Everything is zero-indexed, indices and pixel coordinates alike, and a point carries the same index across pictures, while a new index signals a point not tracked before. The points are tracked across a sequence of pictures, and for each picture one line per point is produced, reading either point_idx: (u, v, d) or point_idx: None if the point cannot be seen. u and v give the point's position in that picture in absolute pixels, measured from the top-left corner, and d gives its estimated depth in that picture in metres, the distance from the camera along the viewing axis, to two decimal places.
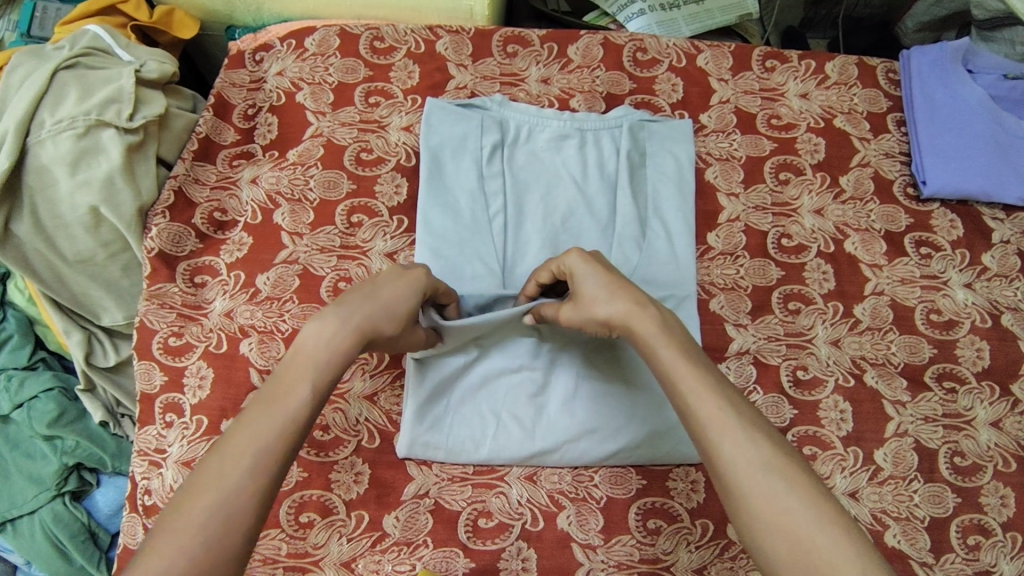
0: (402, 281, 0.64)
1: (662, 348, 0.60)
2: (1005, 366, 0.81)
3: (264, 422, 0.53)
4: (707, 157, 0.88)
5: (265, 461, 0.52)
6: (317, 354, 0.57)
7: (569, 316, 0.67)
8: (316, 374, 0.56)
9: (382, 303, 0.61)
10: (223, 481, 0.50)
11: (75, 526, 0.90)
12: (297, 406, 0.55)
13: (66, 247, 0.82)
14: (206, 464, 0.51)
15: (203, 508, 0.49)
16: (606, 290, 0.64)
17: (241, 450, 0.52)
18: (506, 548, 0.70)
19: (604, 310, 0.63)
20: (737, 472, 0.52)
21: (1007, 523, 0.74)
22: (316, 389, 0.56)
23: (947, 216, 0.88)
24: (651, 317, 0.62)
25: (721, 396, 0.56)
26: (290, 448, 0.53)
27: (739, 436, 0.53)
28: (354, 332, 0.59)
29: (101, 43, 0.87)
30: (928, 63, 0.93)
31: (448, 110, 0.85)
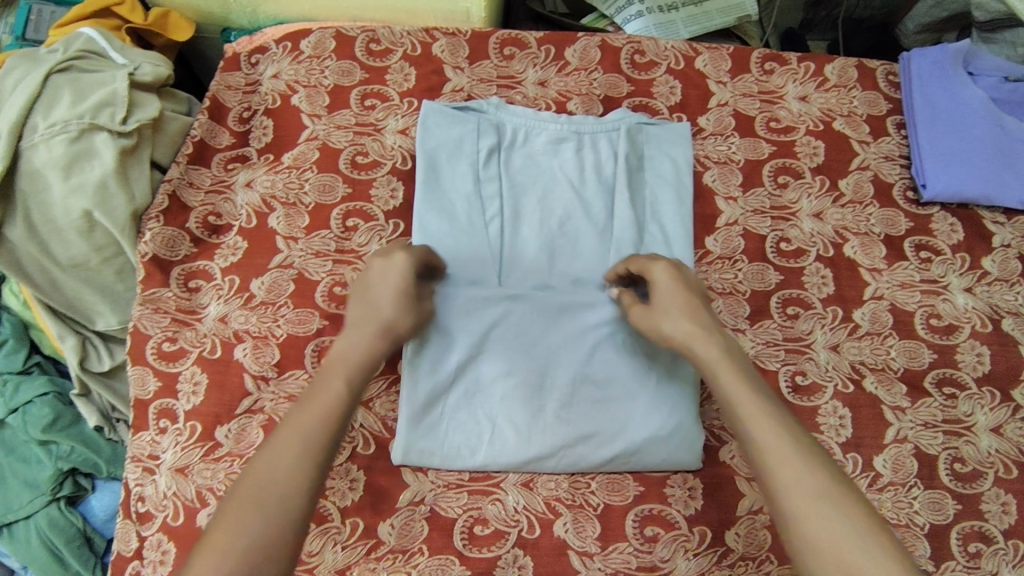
0: (390, 270, 0.67)
1: (722, 371, 0.60)
2: (1006, 371, 0.80)
3: (301, 417, 0.57)
4: (705, 160, 0.88)
5: (308, 452, 0.55)
6: (344, 355, 0.62)
7: (641, 320, 0.68)
8: (344, 371, 0.61)
9: (386, 303, 0.65)
10: (271, 474, 0.54)
11: (70, 531, 0.90)
12: (332, 401, 0.59)
13: (60, 251, 0.81)
14: (257, 458, 0.56)
15: (259, 492, 0.53)
16: (675, 307, 0.65)
17: (287, 444, 0.56)
18: (501, 556, 0.70)
19: (669, 325, 0.65)
20: (791, 496, 0.52)
21: (1008, 531, 0.74)
22: (348, 381, 0.60)
23: (947, 220, 0.87)
24: (714, 342, 0.62)
25: (780, 424, 0.56)
26: (329, 435, 0.57)
27: (796, 463, 0.53)
28: (372, 331, 0.64)
29: (95, 45, 0.87)
30: (927, 66, 0.92)
31: (444, 112, 0.84)
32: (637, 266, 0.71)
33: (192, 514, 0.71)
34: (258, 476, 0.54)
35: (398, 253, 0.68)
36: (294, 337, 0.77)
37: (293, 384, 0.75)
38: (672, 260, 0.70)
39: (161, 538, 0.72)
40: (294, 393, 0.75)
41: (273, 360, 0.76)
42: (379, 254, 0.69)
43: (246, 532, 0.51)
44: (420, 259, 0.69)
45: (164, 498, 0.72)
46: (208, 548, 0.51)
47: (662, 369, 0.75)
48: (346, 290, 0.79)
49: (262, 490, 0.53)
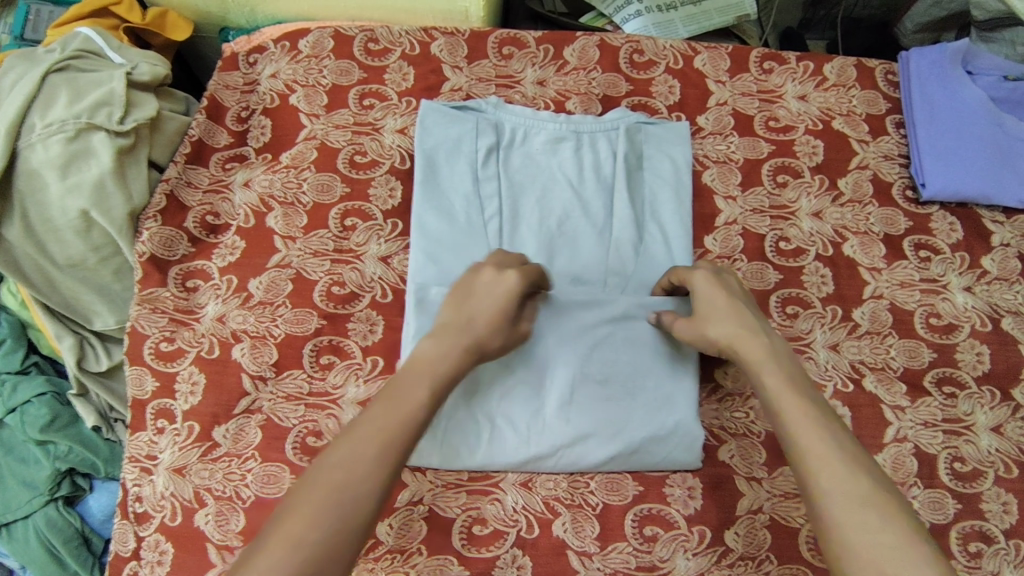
0: (497, 287, 0.65)
1: (767, 372, 0.60)
2: (1006, 371, 0.80)
3: (383, 419, 0.55)
4: (704, 159, 0.88)
5: (387, 460, 0.54)
6: (432, 362, 0.60)
7: (684, 329, 0.68)
8: (432, 380, 0.59)
9: (483, 321, 0.64)
10: (348, 473, 0.52)
11: (68, 531, 0.89)
12: (416, 410, 0.57)
13: (57, 251, 0.81)
14: (333, 451, 0.54)
15: (335, 485, 0.51)
16: (721, 311, 0.65)
17: (368, 441, 0.54)
18: (500, 556, 0.70)
19: (714, 330, 0.65)
20: (831, 500, 0.51)
21: (1009, 531, 0.73)
22: (433, 393, 0.59)
23: (946, 219, 0.87)
24: (761, 344, 0.62)
25: (826, 427, 0.55)
26: (409, 441, 0.55)
27: (839, 467, 0.52)
28: (462, 346, 0.62)
29: (92, 45, 0.86)
30: (926, 65, 0.92)
31: (442, 112, 0.84)
32: (678, 276, 0.71)
33: (190, 515, 0.71)
34: (335, 472, 0.52)
35: (508, 272, 0.66)
36: (292, 337, 0.76)
37: (291, 384, 0.75)
38: (715, 269, 0.70)
39: (158, 539, 0.71)
40: (293, 393, 0.75)
41: (271, 360, 0.76)
42: (489, 264, 0.67)
43: (320, 527, 0.49)
44: (529, 281, 0.67)
45: (162, 498, 0.72)
46: (278, 535, 0.49)
47: (661, 370, 0.75)
48: (344, 290, 0.79)
49: (341, 485, 0.51)
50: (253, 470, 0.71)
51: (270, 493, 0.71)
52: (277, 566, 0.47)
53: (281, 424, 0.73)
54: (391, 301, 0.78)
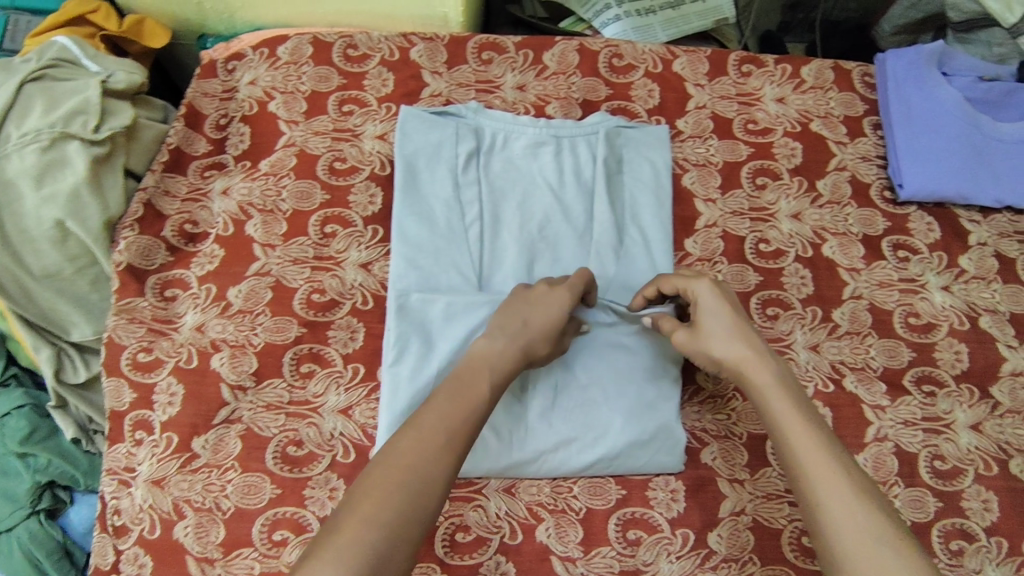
0: (551, 298, 0.67)
1: (775, 400, 0.59)
2: (984, 369, 0.81)
3: (450, 408, 0.57)
4: (684, 162, 0.88)
5: (455, 446, 0.55)
6: (488, 360, 0.61)
7: (682, 340, 0.67)
8: (492, 375, 0.60)
9: (540, 325, 0.65)
10: (419, 456, 0.53)
11: (49, 544, 0.87)
12: (479, 401, 0.58)
13: (33, 261, 0.80)
14: (402, 436, 0.54)
15: (407, 469, 0.52)
16: (726, 330, 0.64)
17: (434, 429, 0.55)
18: (483, 563, 0.70)
19: (720, 349, 0.64)
20: (845, 541, 0.51)
21: (990, 528, 0.74)
22: (493, 386, 0.60)
23: (924, 219, 0.88)
24: (768, 369, 0.61)
25: (838, 461, 0.55)
26: (472, 432, 0.56)
27: (855, 506, 0.52)
28: (519, 344, 0.63)
29: (69, 54, 0.86)
30: (902, 67, 0.93)
31: (422, 117, 0.84)
32: (675, 287, 0.70)
33: (169, 527, 0.70)
34: (405, 456, 0.53)
35: (561, 286, 0.68)
36: (272, 346, 0.76)
37: (271, 393, 0.75)
38: (715, 281, 0.68)
39: (137, 552, 0.71)
40: (273, 402, 0.74)
41: (251, 369, 0.75)
42: (541, 281, 0.70)
43: (396, 507, 0.50)
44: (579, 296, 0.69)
45: (141, 511, 0.71)
46: (353, 513, 0.49)
47: (641, 373, 0.75)
48: (325, 297, 0.78)
49: (413, 469, 0.52)
50: (233, 480, 0.71)
51: (251, 504, 0.70)
52: (358, 540, 0.48)
53: (261, 433, 0.73)
54: (372, 308, 0.78)
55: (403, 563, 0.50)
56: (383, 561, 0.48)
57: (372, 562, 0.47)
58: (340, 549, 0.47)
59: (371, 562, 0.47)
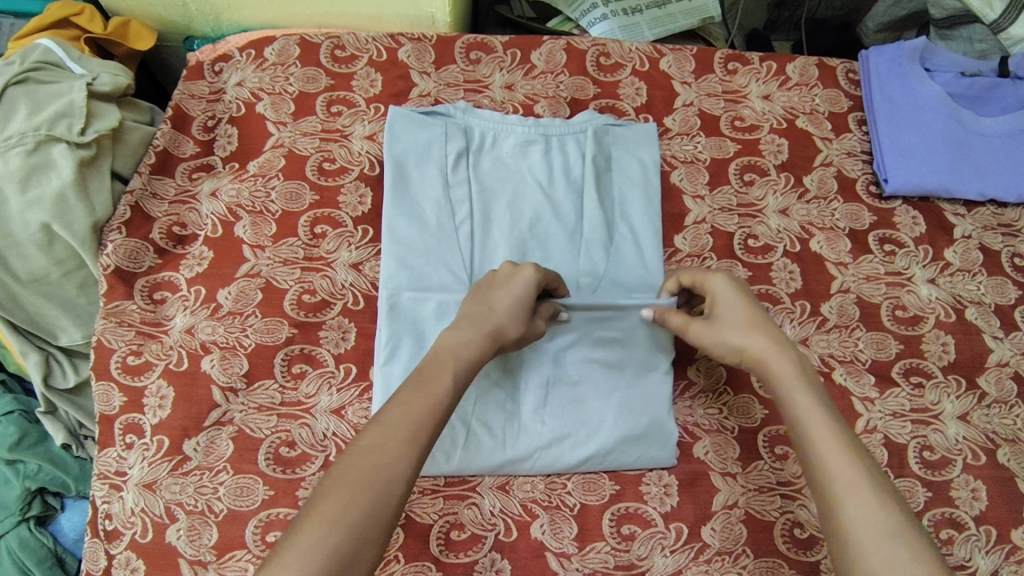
0: (516, 279, 0.67)
1: (793, 389, 0.60)
2: (971, 360, 0.82)
3: (414, 403, 0.56)
4: (672, 159, 0.88)
5: (419, 441, 0.54)
6: (453, 354, 0.61)
7: (699, 330, 0.68)
8: (456, 366, 0.60)
9: (505, 308, 0.65)
10: (383, 454, 0.52)
11: (41, 552, 0.85)
12: (443, 393, 0.58)
13: (19, 265, 0.79)
14: (367, 433, 0.54)
15: (369, 467, 0.51)
16: (745, 320, 0.65)
17: (398, 426, 0.54)
18: (478, 560, 0.70)
19: (739, 338, 0.64)
20: (857, 530, 0.51)
21: (979, 517, 0.74)
22: (457, 377, 0.60)
23: (909, 213, 0.89)
24: (787, 359, 0.62)
25: (854, 454, 0.55)
26: (436, 429, 0.56)
27: (867, 494, 0.53)
28: (484, 333, 0.63)
29: (53, 56, 0.85)
30: (885, 63, 0.94)
31: (411, 118, 0.84)
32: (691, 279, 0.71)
33: (161, 531, 0.70)
34: (372, 453, 0.52)
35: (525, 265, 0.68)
36: (263, 347, 0.76)
37: (263, 394, 0.74)
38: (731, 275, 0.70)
39: (129, 556, 0.70)
40: (265, 403, 0.74)
41: (241, 371, 0.75)
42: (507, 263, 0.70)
43: (357, 508, 0.49)
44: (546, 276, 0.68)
45: (132, 515, 0.70)
46: (314, 514, 0.49)
47: (632, 369, 0.76)
48: (315, 298, 0.78)
49: (376, 466, 0.52)
50: (226, 482, 0.71)
51: (243, 506, 0.70)
52: (320, 542, 0.47)
53: (253, 435, 0.73)
54: (363, 307, 0.78)
55: (372, 559, 0.49)
56: (349, 562, 0.48)
57: (338, 560, 0.47)
58: (304, 548, 0.47)
59: (337, 560, 0.47)
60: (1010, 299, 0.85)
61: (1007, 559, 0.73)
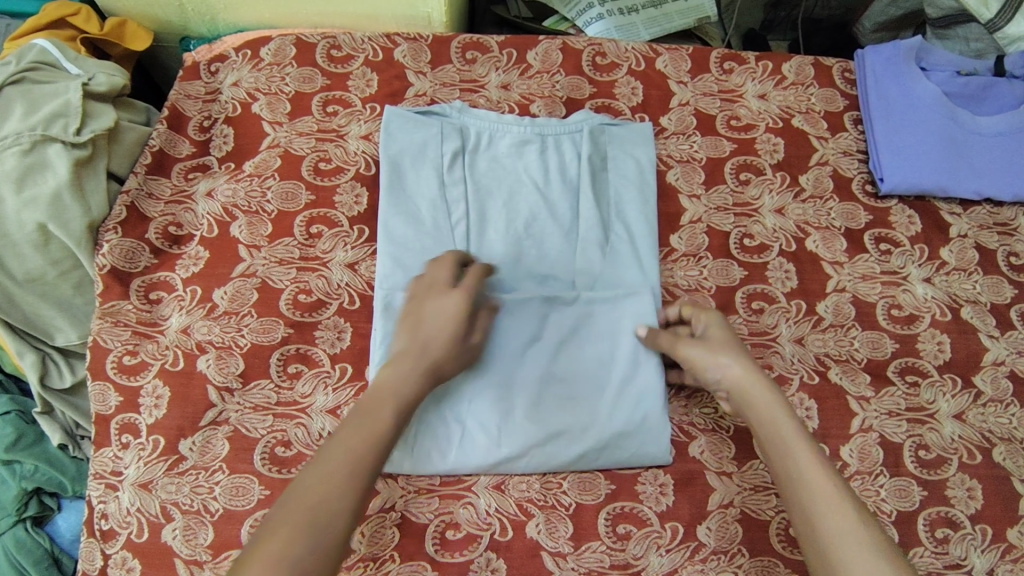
0: (447, 305, 0.66)
1: (780, 416, 0.63)
2: (967, 359, 0.82)
3: (355, 439, 0.57)
4: (668, 158, 0.88)
5: (359, 478, 0.56)
6: (391, 389, 0.62)
7: (689, 351, 0.70)
8: (396, 403, 0.61)
9: (436, 338, 0.65)
10: (324, 492, 0.54)
11: (38, 553, 0.86)
12: (384, 429, 0.59)
13: (16, 266, 0.79)
14: (309, 471, 0.55)
15: (308, 505, 0.53)
16: (735, 345, 0.69)
17: (338, 464, 0.56)
18: (474, 560, 0.70)
19: (728, 358, 0.67)
20: (845, 546, 0.54)
21: (975, 516, 0.74)
22: (397, 415, 0.60)
23: (905, 213, 0.89)
24: (771, 388, 0.65)
25: (835, 476, 0.59)
26: (377, 463, 0.57)
27: (852, 512, 0.56)
28: (421, 371, 0.63)
29: (49, 56, 0.85)
30: (882, 62, 0.94)
31: (407, 118, 0.84)
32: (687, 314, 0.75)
33: (157, 530, 0.70)
34: (314, 491, 0.54)
35: (452, 292, 0.67)
36: (258, 347, 0.76)
37: (258, 394, 0.74)
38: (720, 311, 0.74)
39: (124, 556, 0.70)
40: (260, 403, 0.74)
41: (237, 370, 0.75)
42: (437, 283, 0.68)
43: (297, 549, 0.51)
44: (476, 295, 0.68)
45: (128, 515, 0.71)
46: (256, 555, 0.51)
47: (621, 366, 0.76)
48: (311, 298, 0.78)
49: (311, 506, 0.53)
50: (222, 482, 0.71)
51: (239, 506, 0.70)
52: None
53: (249, 435, 0.73)
54: (359, 307, 0.78)
55: None
56: None
57: None
58: None
59: None
60: (1007, 298, 0.85)
61: (1003, 557, 0.73)
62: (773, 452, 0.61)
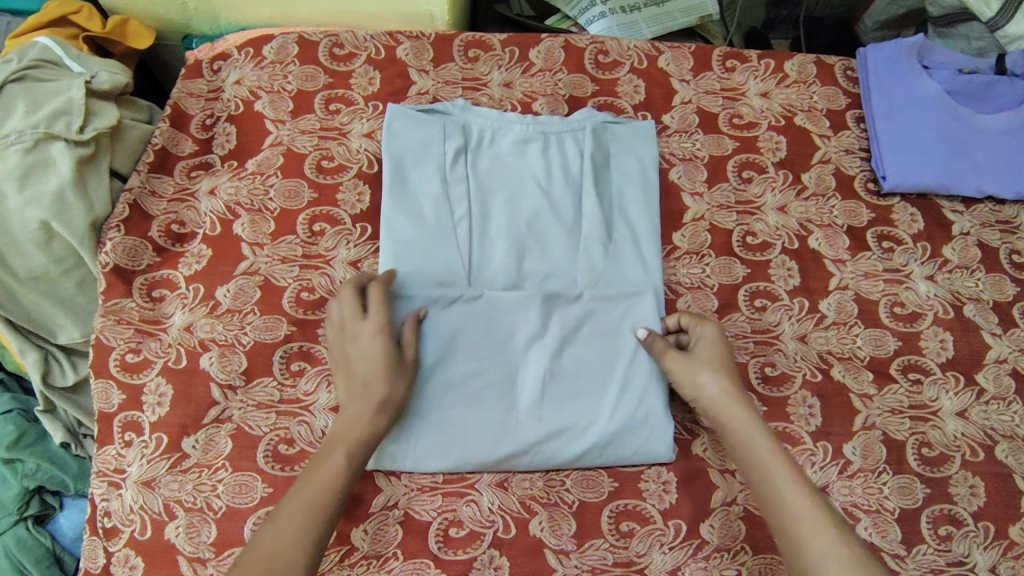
0: (363, 334, 0.69)
1: (757, 434, 0.66)
2: (969, 357, 0.82)
3: (307, 489, 0.62)
4: (670, 157, 0.88)
5: (314, 524, 0.60)
6: (341, 433, 0.66)
7: (675, 367, 0.72)
8: (347, 445, 0.65)
9: (361, 370, 0.68)
10: (280, 541, 0.59)
11: (39, 552, 0.85)
12: (333, 475, 0.63)
13: (18, 264, 0.79)
14: (268, 523, 0.60)
15: (265, 554, 0.58)
16: (718, 363, 0.71)
17: (292, 513, 0.61)
18: (477, 557, 0.69)
19: (709, 378, 0.70)
20: (825, 563, 0.58)
21: (978, 513, 0.74)
22: (349, 457, 0.65)
23: (907, 211, 0.89)
24: (744, 406, 0.68)
25: (812, 493, 0.63)
26: (330, 507, 0.62)
27: (829, 528, 0.60)
28: (371, 410, 0.67)
29: (51, 54, 0.85)
30: (883, 61, 0.94)
31: (410, 115, 0.84)
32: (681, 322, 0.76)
33: (160, 528, 0.70)
34: (271, 541, 0.59)
35: (367, 320, 0.70)
36: (262, 345, 0.76)
37: (261, 392, 0.74)
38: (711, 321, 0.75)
39: (127, 554, 0.70)
40: (263, 400, 0.74)
41: (240, 369, 0.75)
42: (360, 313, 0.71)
43: None
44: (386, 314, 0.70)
45: (131, 512, 0.71)
46: None
47: (624, 363, 0.76)
48: (314, 296, 0.78)
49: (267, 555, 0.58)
50: (224, 480, 0.71)
51: (242, 503, 0.70)
52: None
53: (252, 432, 0.73)
54: None
55: None
56: None
57: None
58: None
59: None
60: (1009, 295, 0.85)
61: (1005, 555, 0.73)
62: (753, 469, 0.65)
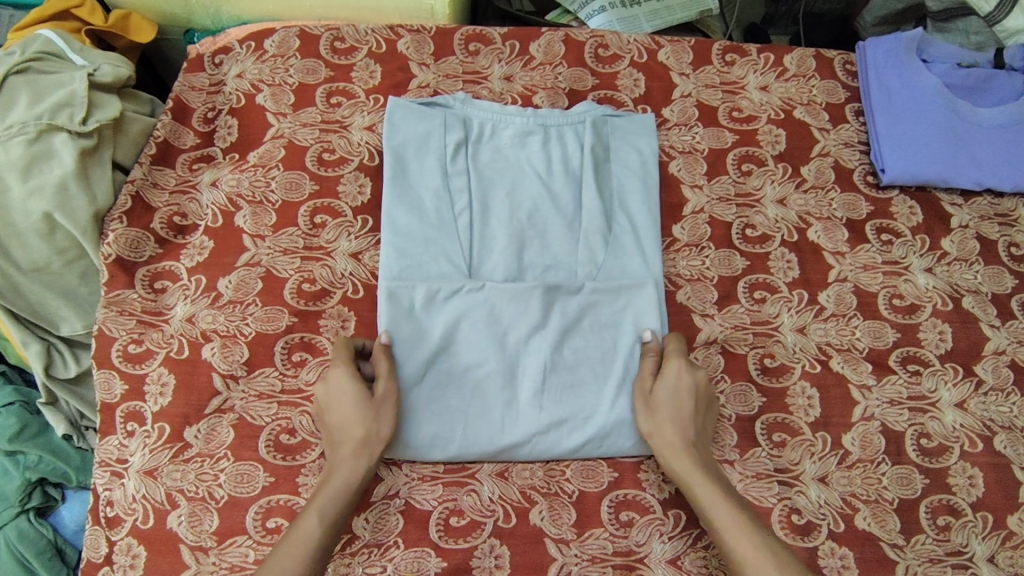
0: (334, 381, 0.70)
1: (702, 487, 0.67)
2: (968, 348, 0.82)
3: (289, 545, 0.63)
4: (670, 150, 0.89)
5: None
6: (324, 485, 0.66)
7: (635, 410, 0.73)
8: (326, 491, 0.65)
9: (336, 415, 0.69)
10: None
11: (41, 543, 0.86)
12: (312, 528, 0.63)
13: (20, 254, 0.79)
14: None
15: None
16: (664, 411, 0.71)
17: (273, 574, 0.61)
18: (477, 546, 0.70)
19: (655, 430, 0.71)
20: None
21: (976, 503, 0.75)
22: (327, 506, 0.65)
23: (906, 203, 0.89)
24: (692, 461, 0.69)
25: (763, 542, 0.63)
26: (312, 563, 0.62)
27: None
28: (349, 454, 0.67)
29: (53, 47, 0.86)
30: (882, 54, 0.94)
31: (411, 108, 0.84)
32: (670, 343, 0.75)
33: (162, 517, 0.70)
34: None
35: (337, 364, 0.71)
36: (264, 335, 0.76)
37: (262, 381, 0.75)
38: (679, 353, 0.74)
39: (130, 543, 0.70)
40: (265, 390, 0.74)
41: (242, 359, 0.75)
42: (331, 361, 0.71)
43: None
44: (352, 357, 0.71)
45: (133, 501, 0.71)
46: None
47: (623, 354, 0.76)
48: (315, 287, 0.78)
49: None
50: (226, 469, 0.71)
51: (244, 492, 0.70)
52: None
53: (254, 422, 0.73)
54: (362, 296, 0.79)
55: None
56: None
57: None
58: None
59: None
60: (1008, 288, 0.86)
61: (1003, 544, 0.73)
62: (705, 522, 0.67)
